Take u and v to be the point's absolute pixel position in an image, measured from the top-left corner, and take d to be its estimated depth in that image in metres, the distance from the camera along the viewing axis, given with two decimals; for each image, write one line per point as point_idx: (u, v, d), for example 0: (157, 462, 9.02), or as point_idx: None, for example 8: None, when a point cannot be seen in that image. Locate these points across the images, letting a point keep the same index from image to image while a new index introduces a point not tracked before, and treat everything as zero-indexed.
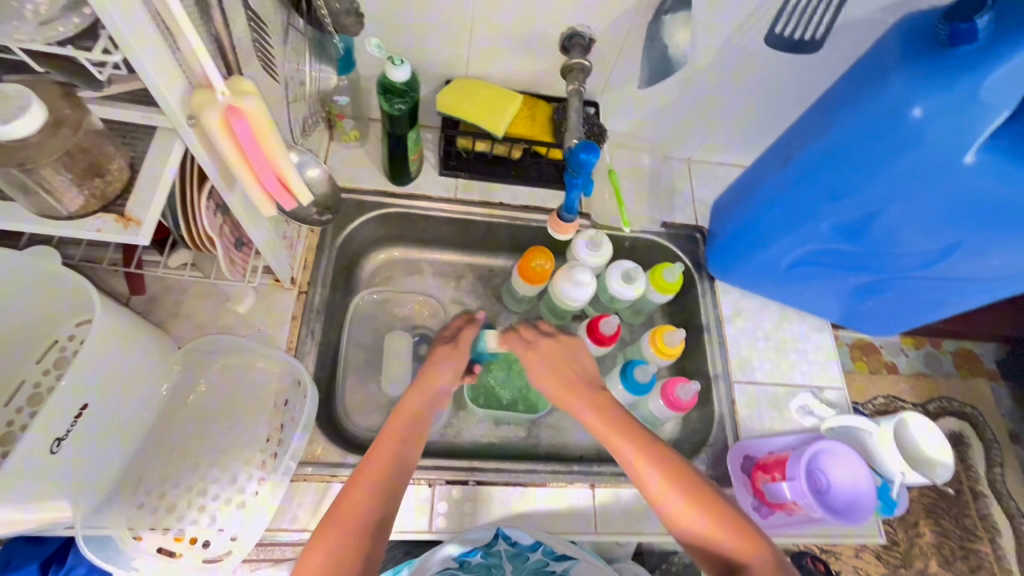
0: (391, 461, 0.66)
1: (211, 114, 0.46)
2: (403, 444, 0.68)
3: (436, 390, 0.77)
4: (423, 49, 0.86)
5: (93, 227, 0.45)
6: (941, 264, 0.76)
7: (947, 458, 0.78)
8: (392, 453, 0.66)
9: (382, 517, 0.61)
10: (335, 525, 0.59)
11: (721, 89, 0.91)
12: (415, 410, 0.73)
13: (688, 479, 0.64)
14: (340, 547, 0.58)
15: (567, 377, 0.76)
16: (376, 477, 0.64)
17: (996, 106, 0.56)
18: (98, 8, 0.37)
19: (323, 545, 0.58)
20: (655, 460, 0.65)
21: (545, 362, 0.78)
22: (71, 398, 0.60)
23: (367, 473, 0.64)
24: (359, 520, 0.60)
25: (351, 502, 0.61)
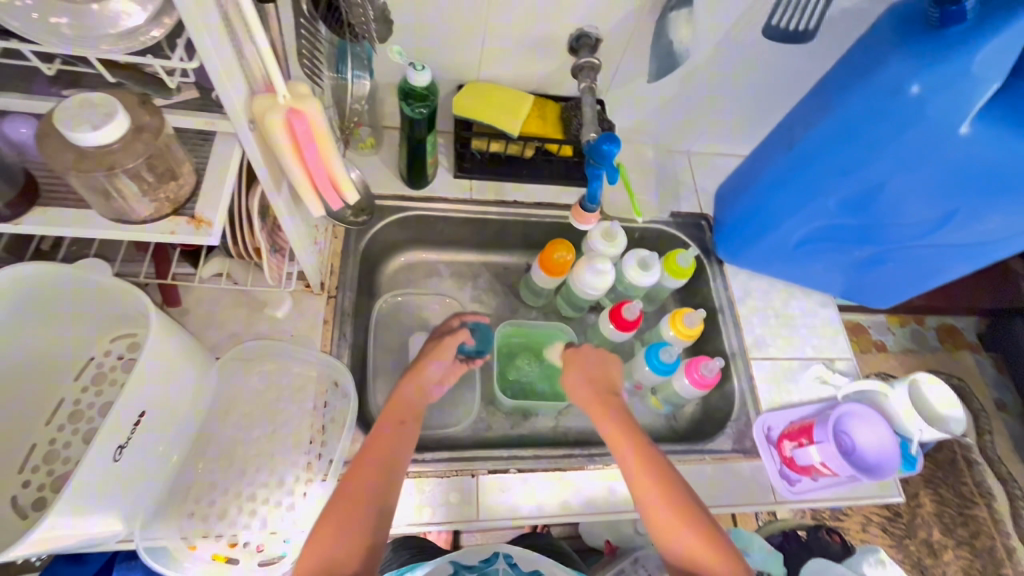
0: (386, 448, 0.70)
1: (274, 116, 0.48)
2: (396, 433, 0.72)
3: (427, 392, 0.80)
4: (437, 56, 0.89)
5: (166, 230, 0.47)
6: (941, 231, 0.81)
7: (959, 412, 0.83)
8: (389, 440, 0.71)
9: (381, 501, 0.66)
10: (339, 505, 0.64)
11: (721, 82, 0.97)
12: (409, 403, 0.77)
13: (691, 509, 0.68)
14: (343, 527, 0.63)
15: (603, 387, 0.81)
16: (375, 462, 0.68)
17: (987, 79, 0.62)
18: (185, 20, 0.40)
19: (329, 525, 0.63)
20: (664, 483, 0.69)
21: (585, 371, 0.84)
22: (129, 406, 0.61)
23: (366, 460, 0.68)
24: (360, 503, 0.65)
25: (353, 486, 0.66)
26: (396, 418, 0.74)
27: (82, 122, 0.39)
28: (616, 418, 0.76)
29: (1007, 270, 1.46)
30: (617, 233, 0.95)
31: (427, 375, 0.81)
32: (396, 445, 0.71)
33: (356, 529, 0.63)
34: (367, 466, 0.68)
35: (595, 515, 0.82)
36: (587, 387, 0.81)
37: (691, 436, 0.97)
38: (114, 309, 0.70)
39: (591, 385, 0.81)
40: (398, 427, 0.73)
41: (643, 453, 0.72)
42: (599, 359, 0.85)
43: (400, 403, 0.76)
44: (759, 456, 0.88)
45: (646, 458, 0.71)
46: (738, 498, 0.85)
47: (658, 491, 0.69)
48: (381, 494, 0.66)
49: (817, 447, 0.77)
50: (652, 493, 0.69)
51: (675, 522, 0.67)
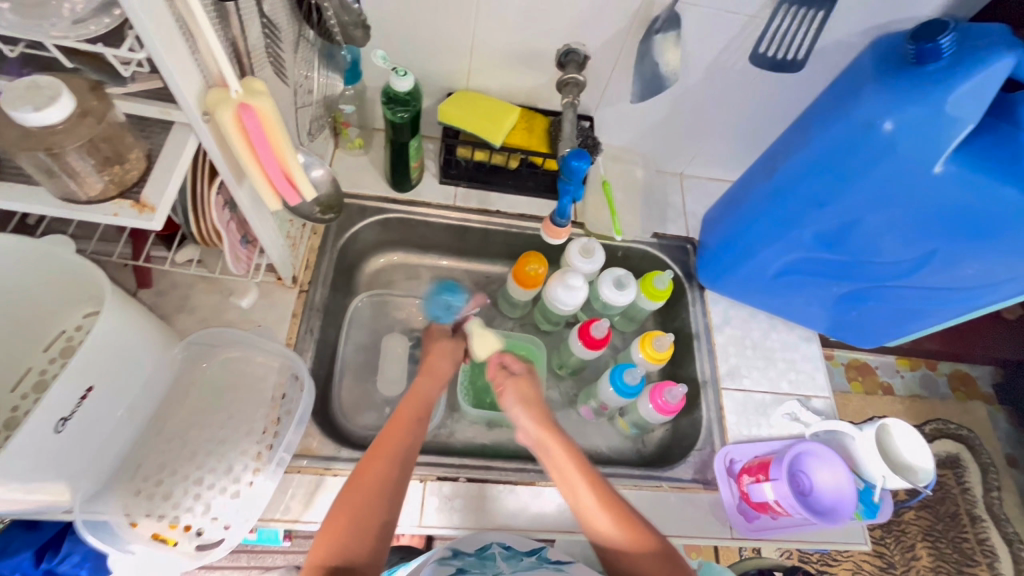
0: (404, 442, 0.69)
1: (225, 109, 0.50)
2: (413, 428, 0.71)
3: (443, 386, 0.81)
4: (427, 63, 0.91)
5: (109, 212, 0.49)
6: (922, 273, 0.78)
7: (930, 464, 0.79)
8: (405, 433, 0.70)
9: (395, 494, 0.65)
10: (352, 496, 0.63)
11: (712, 106, 0.95)
12: (425, 398, 0.77)
13: (622, 505, 0.66)
14: (358, 516, 0.62)
15: (530, 383, 0.79)
16: (391, 455, 0.67)
17: (962, 119, 0.60)
18: (133, 18, 0.41)
19: (344, 516, 0.62)
20: (592, 480, 0.67)
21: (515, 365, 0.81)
22: (78, 379, 0.63)
23: (382, 451, 0.67)
24: (374, 494, 0.64)
25: (368, 477, 0.65)
26: (413, 411, 0.74)
27: (25, 103, 0.41)
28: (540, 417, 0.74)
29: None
30: (595, 249, 0.94)
31: (435, 372, 0.82)
32: (413, 439, 0.70)
33: (372, 520, 0.62)
34: (385, 459, 0.67)
35: (543, 532, 0.80)
36: (513, 381, 0.78)
37: (656, 461, 0.95)
38: (83, 285, 0.72)
39: (521, 380, 0.78)
40: (414, 420, 0.73)
41: (566, 449, 0.70)
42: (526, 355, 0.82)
43: (418, 396, 0.76)
44: (718, 488, 0.86)
45: (570, 453, 0.70)
46: (695, 530, 0.83)
47: (588, 487, 0.67)
48: (395, 486, 0.65)
49: (771, 485, 0.74)
50: (577, 490, 0.67)
51: (608, 519, 0.65)
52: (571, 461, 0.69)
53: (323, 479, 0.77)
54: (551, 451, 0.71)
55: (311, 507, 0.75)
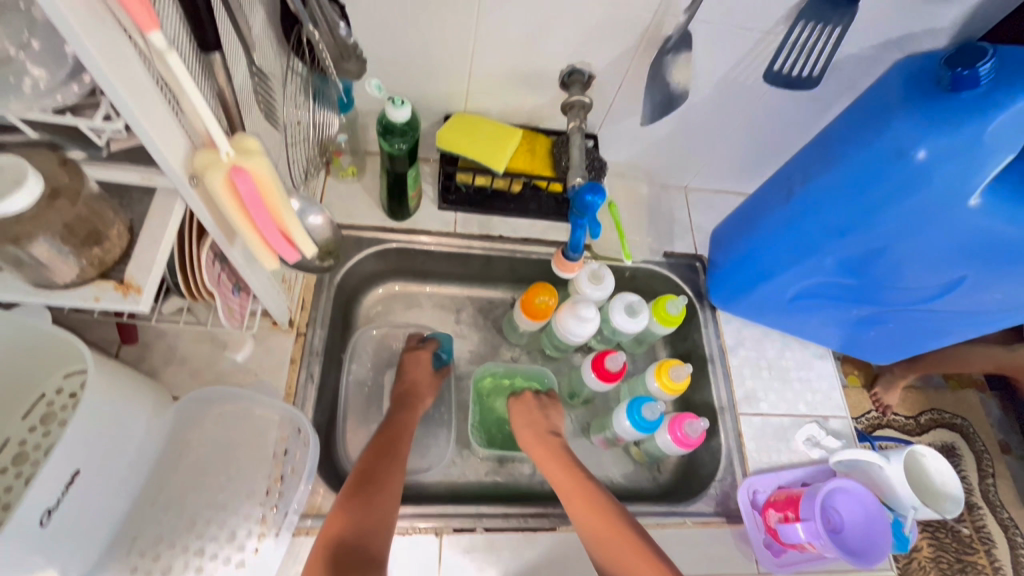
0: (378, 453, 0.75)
1: (215, 174, 0.45)
2: (380, 440, 0.78)
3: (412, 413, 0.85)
4: (421, 86, 0.85)
5: (90, 297, 0.43)
6: (946, 298, 0.76)
7: (958, 491, 0.77)
8: (377, 446, 0.76)
9: (389, 491, 0.70)
10: (352, 494, 0.68)
11: (720, 120, 0.92)
12: (391, 419, 0.82)
13: (633, 537, 0.70)
14: (360, 507, 0.67)
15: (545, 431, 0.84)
16: (372, 458, 0.74)
17: (999, 149, 0.57)
18: (109, 89, 0.36)
19: (348, 506, 0.67)
20: (608, 514, 0.72)
21: (525, 418, 0.86)
22: (65, 461, 0.57)
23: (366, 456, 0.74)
24: (372, 490, 0.69)
25: (360, 476, 0.71)
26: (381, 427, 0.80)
27: None
28: (554, 463, 0.80)
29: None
30: (604, 275, 0.91)
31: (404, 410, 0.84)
32: (382, 449, 0.76)
33: (370, 508, 0.67)
34: (366, 482, 0.70)
35: None
36: (529, 433, 0.84)
37: (673, 491, 0.93)
38: (63, 349, 0.66)
39: (532, 433, 0.84)
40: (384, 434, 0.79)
41: (586, 498, 0.74)
42: (536, 407, 0.88)
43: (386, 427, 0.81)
44: (742, 521, 0.83)
45: (589, 501, 0.73)
46: (720, 567, 0.80)
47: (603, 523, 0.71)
48: (388, 484, 0.71)
49: (803, 525, 0.72)
50: (594, 523, 0.72)
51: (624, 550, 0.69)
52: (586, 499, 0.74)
53: None
54: (567, 492, 0.76)
55: None
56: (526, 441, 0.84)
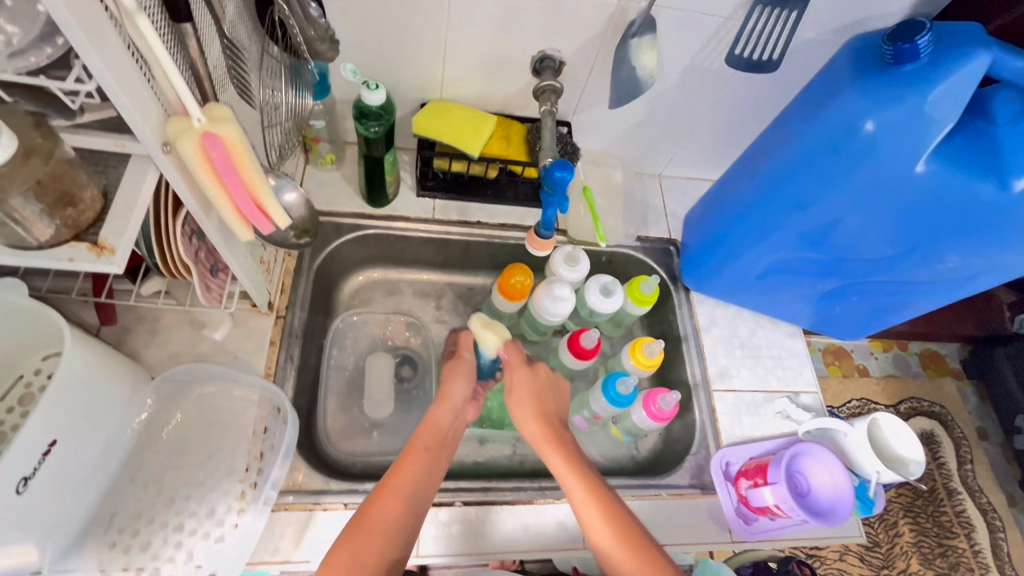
0: (414, 476, 0.69)
1: (187, 140, 0.46)
2: (422, 458, 0.71)
3: (458, 413, 0.80)
4: (396, 74, 0.87)
5: (64, 257, 0.45)
6: (901, 268, 0.79)
7: (919, 455, 0.80)
8: (420, 470, 0.70)
9: (406, 533, 0.65)
10: (357, 538, 0.62)
11: (689, 107, 0.95)
12: (440, 427, 0.76)
13: (633, 530, 0.67)
14: (360, 558, 0.61)
15: (547, 415, 0.78)
16: (400, 493, 0.67)
17: (940, 119, 0.61)
18: (82, 54, 0.38)
19: (344, 555, 0.61)
20: (609, 515, 0.68)
21: (527, 394, 0.79)
22: (40, 433, 0.58)
23: (391, 490, 0.66)
24: (383, 537, 0.63)
25: (376, 518, 0.64)
26: (425, 440, 0.73)
27: None
28: (557, 451, 0.73)
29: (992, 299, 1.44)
30: (579, 257, 0.93)
31: (453, 395, 0.80)
32: (422, 474, 0.70)
33: (371, 560, 0.61)
34: (405, 498, 0.66)
35: (542, 551, 0.78)
36: (531, 414, 0.78)
37: (651, 467, 0.94)
38: (38, 327, 0.67)
39: (536, 414, 0.77)
40: (426, 451, 0.72)
41: (596, 502, 0.68)
42: (537, 381, 0.81)
43: (435, 427, 0.76)
44: (716, 493, 0.85)
45: (598, 505, 0.68)
46: (695, 537, 0.82)
47: (605, 524, 0.67)
48: (405, 526, 0.65)
49: (770, 489, 0.75)
50: (593, 523, 0.68)
51: (623, 555, 0.65)
52: (588, 496, 0.69)
53: (313, 515, 0.74)
54: (569, 484, 0.71)
55: (301, 545, 0.71)
56: (528, 421, 0.77)
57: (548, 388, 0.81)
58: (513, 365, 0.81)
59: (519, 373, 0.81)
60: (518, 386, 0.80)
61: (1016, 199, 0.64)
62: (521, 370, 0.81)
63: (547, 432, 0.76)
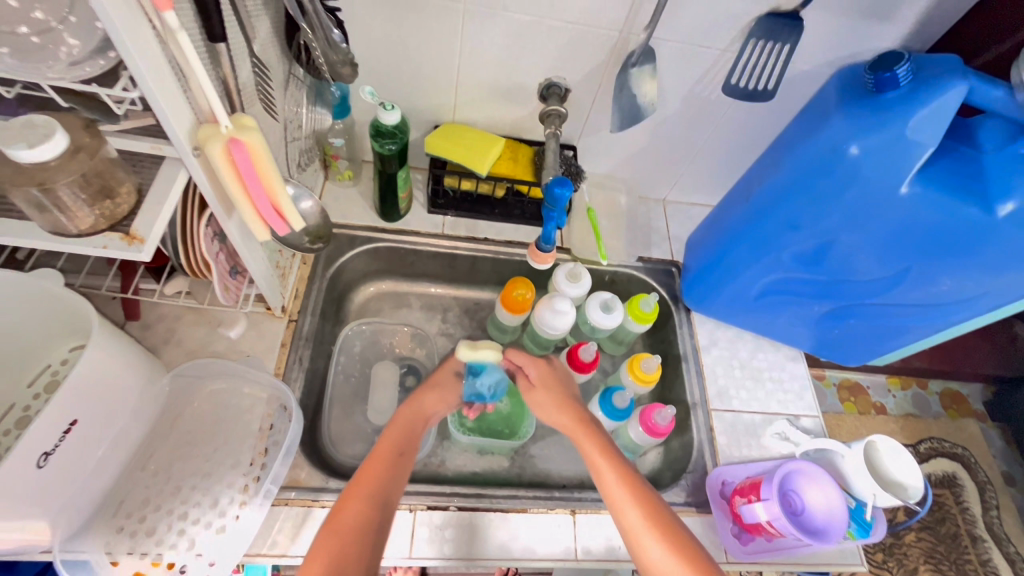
0: (382, 481, 0.70)
1: (216, 144, 0.52)
2: (393, 462, 0.72)
3: (426, 419, 0.81)
4: (413, 98, 0.94)
5: (99, 245, 0.50)
6: (895, 290, 0.80)
7: (916, 479, 0.80)
8: (384, 472, 0.71)
9: (376, 532, 0.65)
10: (330, 540, 0.63)
11: (690, 133, 0.99)
12: (407, 428, 0.78)
13: (660, 513, 0.67)
14: (339, 558, 0.61)
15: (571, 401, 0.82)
16: (368, 496, 0.68)
17: (922, 143, 0.63)
18: (130, 65, 0.43)
19: (319, 560, 0.61)
20: (633, 492, 0.69)
21: (545, 388, 0.84)
22: (61, 414, 0.63)
23: (358, 493, 0.68)
24: (351, 538, 0.64)
25: (344, 520, 0.65)
26: (395, 445, 0.75)
27: (20, 141, 0.43)
28: (585, 432, 0.77)
29: (1012, 336, 1.42)
30: (581, 273, 0.96)
31: (419, 402, 0.82)
32: (390, 478, 0.71)
33: (350, 559, 0.62)
34: (376, 500, 0.68)
35: (533, 560, 0.79)
36: (555, 403, 0.81)
37: (649, 485, 0.94)
38: (68, 319, 0.72)
39: (558, 401, 0.82)
40: (398, 456, 0.73)
41: (626, 482, 0.70)
42: (553, 372, 0.86)
43: (398, 431, 0.77)
44: (711, 511, 0.85)
45: (628, 485, 0.70)
46: None
47: (631, 503, 0.68)
48: (374, 526, 0.65)
49: (762, 504, 0.74)
50: (619, 501, 0.69)
51: (652, 533, 0.65)
52: (618, 479, 0.70)
53: (311, 511, 0.76)
54: (595, 462, 0.73)
55: (298, 540, 0.74)
56: (552, 409, 0.81)
57: (564, 382, 0.86)
58: (526, 364, 0.87)
59: (534, 368, 0.86)
60: (538, 373, 0.86)
61: (1002, 221, 0.65)
62: (538, 369, 0.86)
63: (572, 415, 0.79)
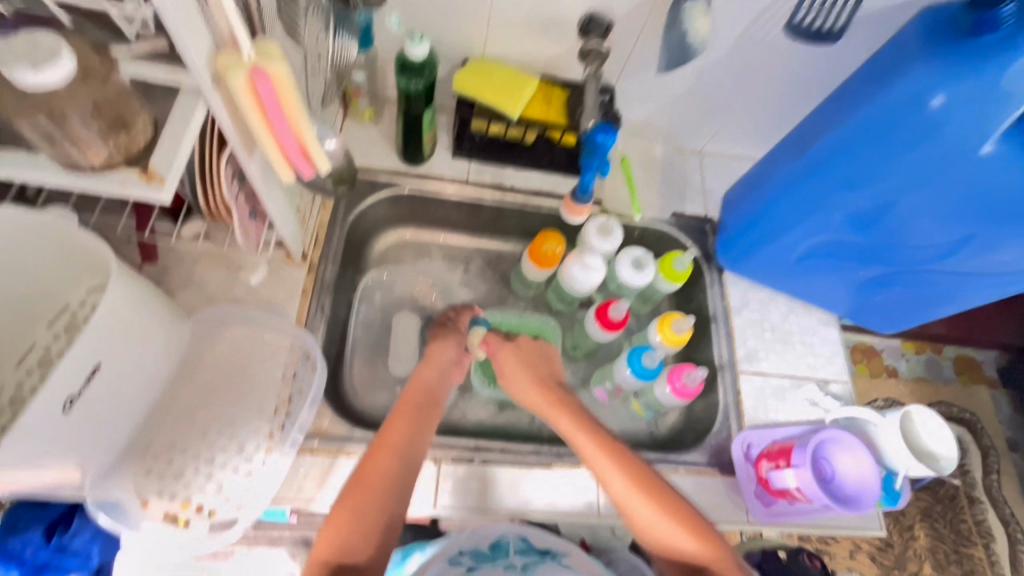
0: (407, 434, 0.69)
1: (236, 72, 0.46)
2: (412, 417, 0.71)
3: (444, 373, 0.79)
4: (441, 31, 0.86)
5: (117, 182, 0.46)
6: (952, 258, 0.76)
7: (952, 453, 0.78)
8: (408, 426, 0.70)
9: (401, 487, 0.65)
10: (356, 495, 0.63)
11: (740, 77, 0.91)
12: (427, 387, 0.76)
13: (642, 473, 0.67)
14: (360, 515, 0.62)
15: (542, 374, 0.78)
16: (393, 451, 0.67)
17: (1016, 95, 0.57)
18: None
19: (345, 515, 0.62)
20: (619, 461, 0.68)
21: (520, 363, 0.79)
22: (86, 357, 0.60)
23: (384, 447, 0.67)
24: (379, 494, 0.64)
25: (371, 472, 0.65)
26: (413, 401, 0.73)
27: (23, 61, 0.38)
28: (560, 408, 0.74)
29: None
30: (613, 228, 0.91)
31: (440, 357, 0.80)
32: (415, 431, 0.70)
33: (370, 518, 0.62)
34: (397, 451, 0.67)
35: (556, 515, 0.79)
36: (527, 377, 0.78)
37: (669, 444, 0.94)
38: (84, 259, 0.69)
39: (533, 380, 0.78)
40: (416, 409, 0.72)
41: (606, 446, 0.69)
42: (521, 348, 0.81)
43: (420, 385, 0.75)
44: (735, 473, 0.85)
45: (608, 449, 0.69)
46: (708, 513, 0.82)
47: (619, 472, 0.67)
48: (400, 481, 0.65)
49: (793, 471, 0.74)
50: (604, 465, 0.68)
51: (636, 496, 0.66)
52: (599, 447, 0.69)
53: (335, 460, 0.76)
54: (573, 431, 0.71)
55: (323, 487, 0.74)
56: (525, 388, 0.78)
57: (537, 352, 0.81)
58: (497, 346, 0.81)
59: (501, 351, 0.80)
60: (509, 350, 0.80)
61: None
62: (505, 349, 0.80)
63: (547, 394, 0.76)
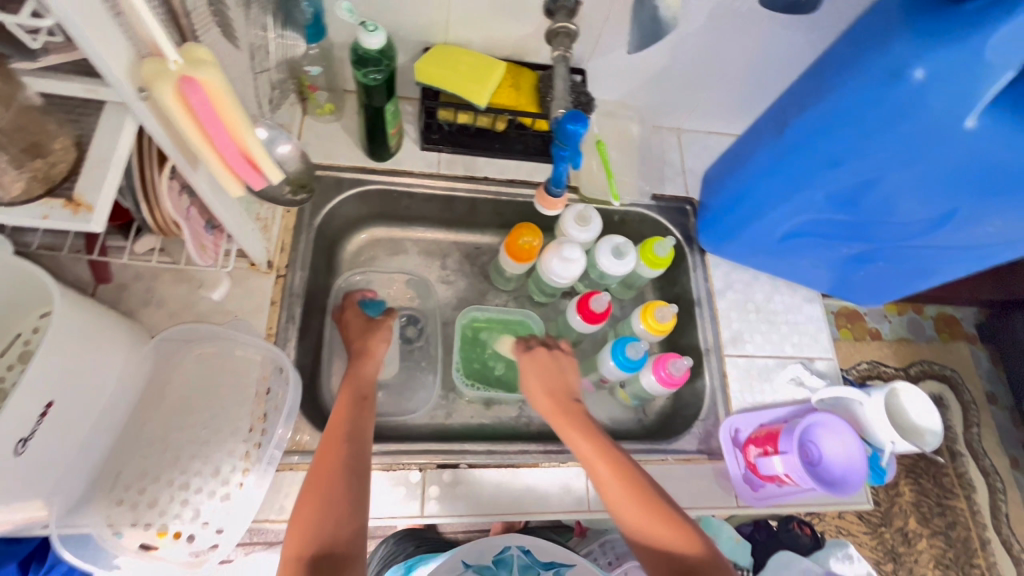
0: (350, 427, 0.68)
1: (163, 85, 0.42)
2: (353, 411, 0.71)
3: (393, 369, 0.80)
4: (398, 17, 0.81)
5: (39, 213, 0.43)
6: (936, 233, 0.74)
7: (936, 427, 0.81)
8: (352, 419, 0.70)
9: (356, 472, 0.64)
10: (313, 490, 0.61)
11: (715, 53, 0.87)
12: (359, 384, 0.76)
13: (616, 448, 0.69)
14: (323, 504, 0.60)
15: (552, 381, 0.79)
16: (341, 442, 0.66)
17: (1003, 67, 0.54)
18: None
19: (309, 509, 0.59)
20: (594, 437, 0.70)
21: (538, 372, 0.80)
22: (37, 394, 0.56)
23: (332, 440, 0.66)
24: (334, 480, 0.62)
25: (325, 465, 0.63)
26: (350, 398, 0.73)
27: None
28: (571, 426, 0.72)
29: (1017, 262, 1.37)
30: (591, 216, 0.89)
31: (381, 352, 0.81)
32: (359, 423, 0.69)
33: (333, 504, 0.60)
34: (342, 441, 0.66)
35: (546, 513, 0.78)
36: (540, 387, 0.79)
37: (658, 431, 0.93)
38: (29, 286, 0.64)
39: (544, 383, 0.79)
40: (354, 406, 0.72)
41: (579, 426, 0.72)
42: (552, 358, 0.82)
43: (353, 382, 0.76)
44: (723, 458, 0.84)
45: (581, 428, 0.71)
46: (698, 501, 0.81)
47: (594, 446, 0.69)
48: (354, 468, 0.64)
49: (780, 458, 0.75)
50: (583, 444, 0.70)
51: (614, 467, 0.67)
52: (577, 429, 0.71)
53: None
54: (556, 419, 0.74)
55: None
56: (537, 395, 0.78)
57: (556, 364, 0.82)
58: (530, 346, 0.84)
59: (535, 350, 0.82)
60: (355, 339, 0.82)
61: None
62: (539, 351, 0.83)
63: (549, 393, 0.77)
